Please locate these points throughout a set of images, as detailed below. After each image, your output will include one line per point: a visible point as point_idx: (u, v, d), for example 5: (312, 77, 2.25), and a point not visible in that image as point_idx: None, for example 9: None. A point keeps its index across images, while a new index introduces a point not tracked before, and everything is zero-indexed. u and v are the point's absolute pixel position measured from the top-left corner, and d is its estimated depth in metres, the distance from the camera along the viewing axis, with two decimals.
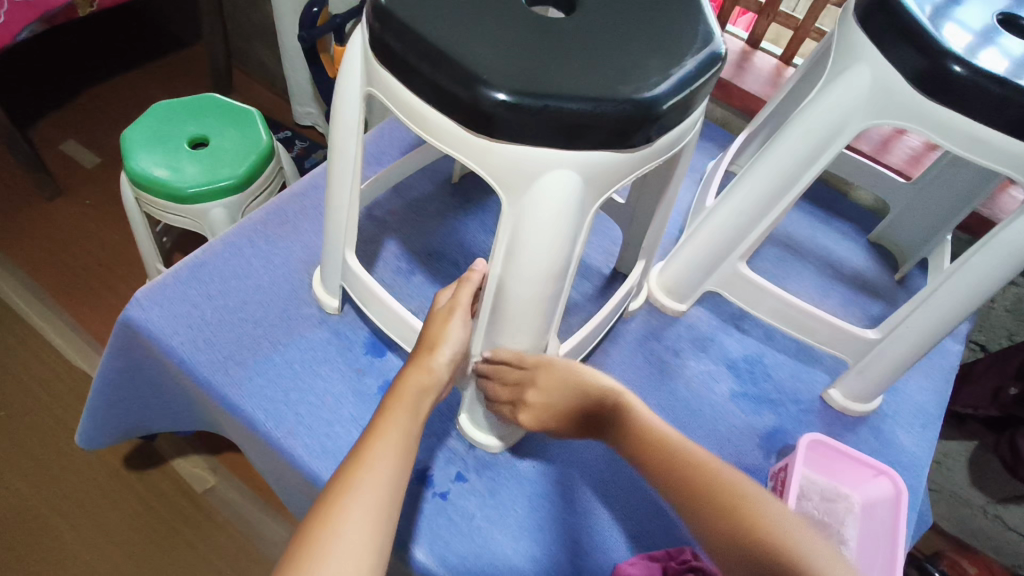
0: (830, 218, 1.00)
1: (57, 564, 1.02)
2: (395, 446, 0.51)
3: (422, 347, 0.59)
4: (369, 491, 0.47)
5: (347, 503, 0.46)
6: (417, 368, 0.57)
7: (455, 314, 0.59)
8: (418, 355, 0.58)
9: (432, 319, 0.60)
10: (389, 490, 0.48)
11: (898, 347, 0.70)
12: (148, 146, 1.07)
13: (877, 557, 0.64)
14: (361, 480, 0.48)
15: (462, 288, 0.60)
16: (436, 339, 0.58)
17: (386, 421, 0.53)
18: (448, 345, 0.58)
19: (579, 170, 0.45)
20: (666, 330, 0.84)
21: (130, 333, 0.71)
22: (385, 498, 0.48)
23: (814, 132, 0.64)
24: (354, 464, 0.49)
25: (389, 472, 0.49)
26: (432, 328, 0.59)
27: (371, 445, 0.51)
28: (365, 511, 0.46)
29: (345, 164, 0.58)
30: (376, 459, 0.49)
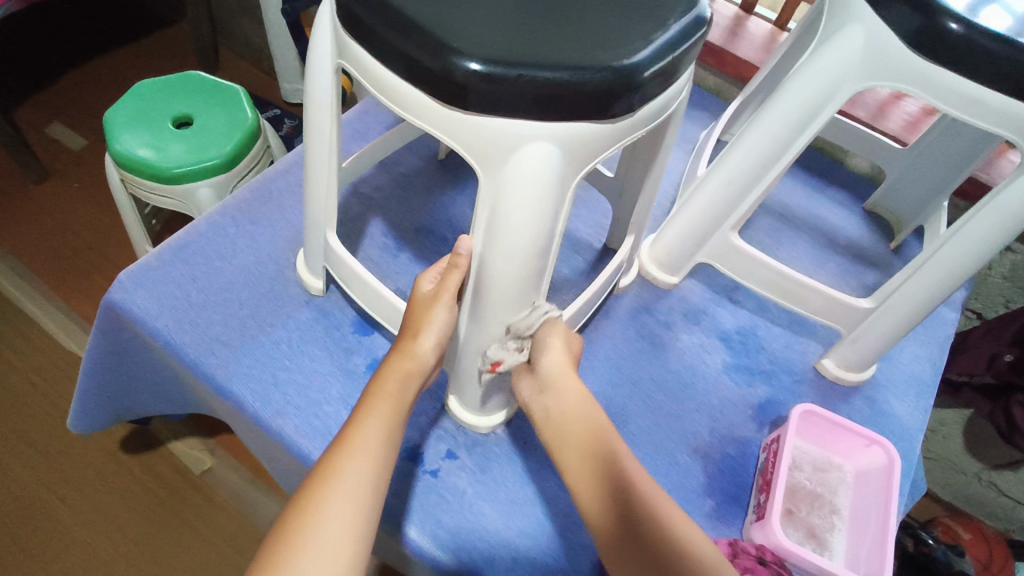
0: (826, 187, 0.99)
1: (57, 547, 1.03)
2: (380, 432, 0.50)
3: (407, 332, 0.57)
4: (352, 478, 0.47)
5: (329, 489, 0.46)
6: (401, 354, 0.56)
7: (439, 300, 0.56)
8: (402, 342, 0.56)
9: (415, 303, 0.58)
10: (372, 476, 0.48)
11: (893, 316, 0.69)
12: (131, 126, 1.04)
13: (869, 527, 0.64)
14: (344, 467, 0.47)
15: (450, 277, 0.55)
16: (420, 324, 0.56)
17: (370, 407, 0.52)
18: (431, 330, 0.56)
19: (558, 143, 0.43)
20: (658, 304, 0.83)
21: (114, 316, 0.70)
22: (369, 485, 0.47)
23: (806, 99, 0.62)
24: (336, 452, 0.49)
25: (373, 458, 0.49)
26: (415, 312, 0.57)
27: (354, 431, 0.50)
28: (348, 500, 0.46)
29: (321, 140, 0.57)
30: (359, 445, 0.49)
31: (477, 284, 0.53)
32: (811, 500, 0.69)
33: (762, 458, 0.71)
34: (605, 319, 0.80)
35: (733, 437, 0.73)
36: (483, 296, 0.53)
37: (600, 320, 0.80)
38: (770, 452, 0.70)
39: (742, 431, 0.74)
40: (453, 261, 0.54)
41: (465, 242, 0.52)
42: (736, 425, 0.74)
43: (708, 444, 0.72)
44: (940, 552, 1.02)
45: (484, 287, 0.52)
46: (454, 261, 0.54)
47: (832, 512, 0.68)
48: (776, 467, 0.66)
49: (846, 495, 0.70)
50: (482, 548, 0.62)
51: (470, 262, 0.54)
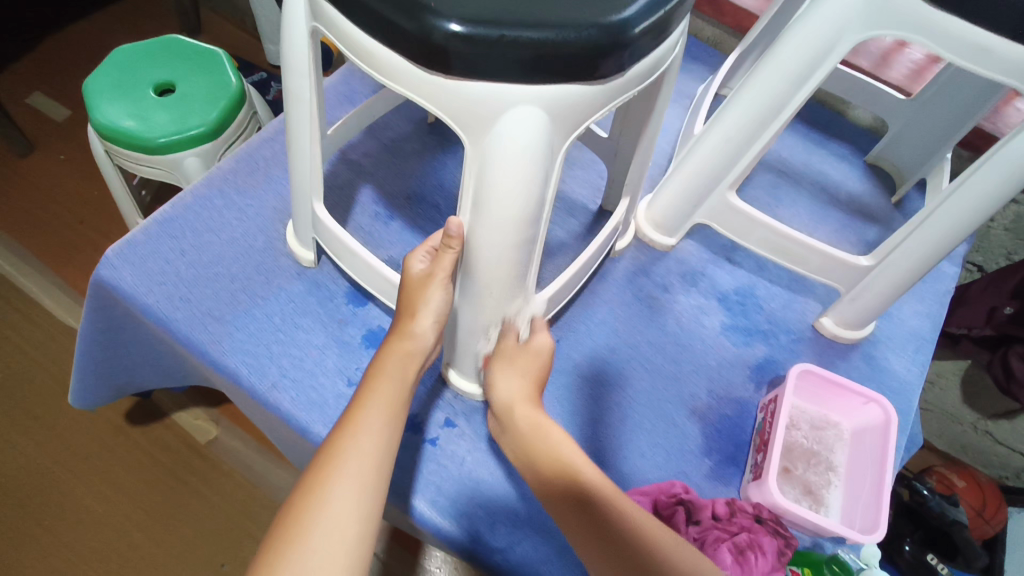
0: (826, 140, 0.96)
1: (69, 517, 1.05)
2: (384, 412, 0.50)
3: (404, 312, 0.56)
4: (356, 462, 0.47)
5: (333, 471, 0.46)
6: (399, 336, 0.55)
7: (434, 280, 0.54)
8: (399, 322, 0.56)
9: (408, 282, 0.56)
10: (377, 459, 0.48)
11: (892, 275, 0.69)
12: (111, 94, 1.01)
13: (864, 483, 0.65)
14: (347, 450, 0.47)
15: (443, 257, 0.52)
16: (416, 304, 0.55)
17: (370, 389, 0.52)
18: (428, 310, 0.55)
19: (544, 106, 0.41)
20: (655, 266, 0.82)
21: (104, 294, 0.69)
22: (371, 466, 0.47)
23: (806, 52, 0.59)
24: (339, 434, 0.49)
25: (378, 440, 0.49)
26: (408, 291, 0.56)
27: (358, 414, 0.50)
28: (350, 481, 0.46)
29: (302, 108, 0.55)
30: (363, 427, 0.49)
31: (468, 258, 0.51)
32: (807, 458, 0.69)
33: (760, 418, 0.71)
34: (602, 284, 0.79)
35: (730, 398, 0.73)
36: (475, 270, 0.52)
37: (596, 284, 0.79)
38: (767, 412, 0.70)
39: (740, 391, 0.74)
40: (446, 242, 0.51)
41: (454, 220, 0.50)
42: (734, 385, 0.74)
43: (706, 405, 0.72)
44: (934, 502, 1.02)
45: (476, 261, 0.51)
46: (446, 243, 0.51)
47: (828, 469, 0.69)
48: (773, 426, 0.66)
49: (842, 452, 0.70)
50: (483, 514, 0.62)
51: (463, 243, 0.50)
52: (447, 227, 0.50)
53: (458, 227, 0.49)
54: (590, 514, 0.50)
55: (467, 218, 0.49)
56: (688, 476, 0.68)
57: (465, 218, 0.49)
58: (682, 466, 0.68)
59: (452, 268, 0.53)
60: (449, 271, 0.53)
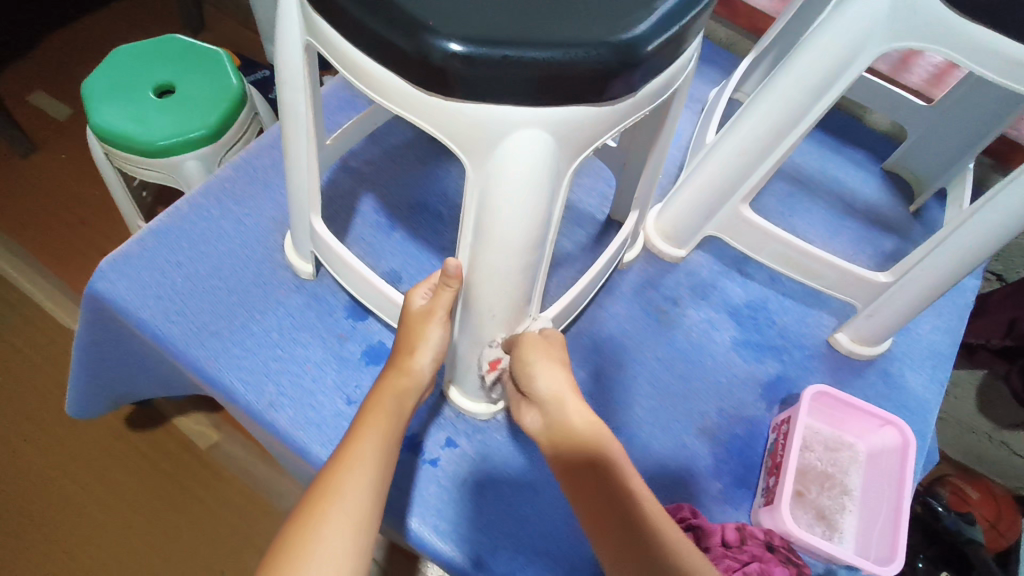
0: (843, 146, 0.93)
1: (69, 523, 1.04)
2: (379, 446, 0.49)
3: (402, 348, 0.56)
4: (351, 495, 0.45)
5: (327, 505, 0.44)
6: (397, 372, 0.55)
7: (433, 317, 0.54)
8: (397, 358, 0.55)
9: (407, 317, 0.56)
10: (373, 493, 0.46)
11: (912, 293, 0.66)
12: (110, 97, 0.99)
13: (880, 509, 0.62)
14: (342, 484, 0.46)
15: (441, 295, 0.52)
16: (415, 340, 0.55)
17: (365, 422, 0.51)
18: (427, 346, 0.55)
19: (549, 128, 0.39)
20: (664, 278, 0.79)
21: (98, 307, 0.67)
22: (367, 501, 0.46)
23: (825, 64, 0.56)
24: (334, 466, 0.47)
25: (374, 475, 0.47)
26: (407, 327, 0.55)
27: (353, 447, 0.49)
28: (344, 516, 0.44)
29: (297, 123, 0.53)
30: (359, 460, 0.48)
31: (468, 293, 0.51)
32: (821, 481, 0.67)
33: (772, 439, 0.69)
34: (609, 297, 0.77)
35: (742, 418, 0.71)
36: (475, 301, 0.51)
37: (603, 298, 0.77)
38: (780, 433, 0.67)
39: (751, 410, 0.71)
40: (445, 281, 0.50)
41: (452, 259, 0.49)
42: (745, 404, 0.72)
43: (716, 424, 0.70)
44: (949, 520, 0.99)
45: (476, 292, 0.49)
46: (445, 282, 0.50)
47: (843, 493, 0.66)
48: (786, 449, 0.64)
49: (857, 474, 0.68)
50: (486, 538, 0.60)
51: (461, 283, 0.50)
52: (445, 266, 0.49)
53: (456, 267, 0.48)
54: (600, 487, 0.49)
55: (466, 251, 0.48)
56: (697, 499, 0.65)
57: (463, 255, 0.49)
58: (690, 489, 0.66)
59: (451, 305, 0.53)
60: (448, 308, 0.53)
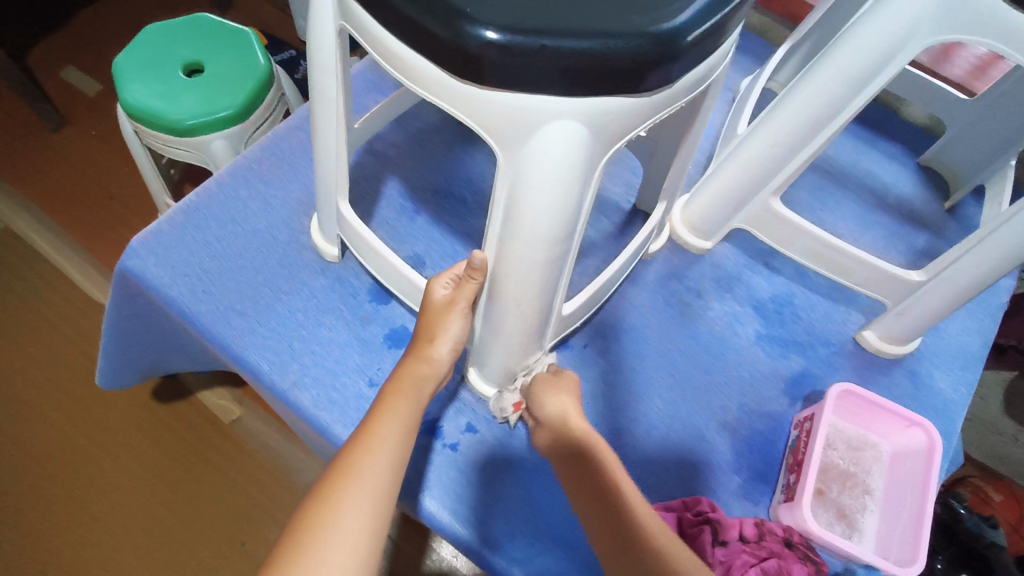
0: (877, 139, 0.91)
1: (96, 490, 1.07)
2: (397, 430, 0.50)
3: (422, 335, 0.57)
4: (372, 476, 0.46)
5: (347, 485, 0.45)
6: (416, 358, 0.56)
7: (455, 308, 0.55)
8: (417, 346, 0.57)
9: (429, 307, 0.57)
10: (392, 475, 0.47)
11: (943, 293, 0.65)
12: (140, 74, 1.00)
13: (902, 510, 0.62)
14: (363, 464, 0.47)
15: (465, 286, 0.53)
16: (435, 330, 0.56)
17: (387, 406, 0.52)
18: (447, 337, 0.56)
19: (584, 120, 0.38)
20: (689, 270, 0.78)
21: (129, 282, 0.69)
22: (385, 481, 0.47)
23: (864, 57, 0.54)
24: (355, 447, 0.48)
25: (392, 457, 0.48)
26: (429, 316, 0.57)
27: (373, 430, 0.49)
28: (363, 495, 0.45)
29: (327, 107, 0.53)
30: (379, 443, 0.48)
31: (492, 284, 0.51)
32: (843, 479, 0.66)
33: (794, 436, 0.68)
34: (632, 287, 0.76)
35: (763, 413, 0.70)
36: (499, 292, 0.51)
37: (626, 288, 0.76)
38: (802, 431, 0.67)
39: (773, 406, 0.71)
40: (469, 273, 0.52)
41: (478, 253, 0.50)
42: (767, 399, 0.71)
43: (737, 419, 0.70)
44: (971, 522, 0.95)
45: (501, 285, 0.50)
46: (470, 273, 0.51)
47: (865, 492, 0.66)
48: (808, 446, 0.64)
49: (880, 475, 0.67)
50: (502, 524, 0.61)
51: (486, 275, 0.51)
52: (471, 259, 0.50)
53: (482, 260, 0.50)
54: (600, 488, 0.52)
55: (492, 244, 0.48)
56: (713, 493, 0.65)
57: (489, 248, 0.49)
58: (707, 483, 0.66)
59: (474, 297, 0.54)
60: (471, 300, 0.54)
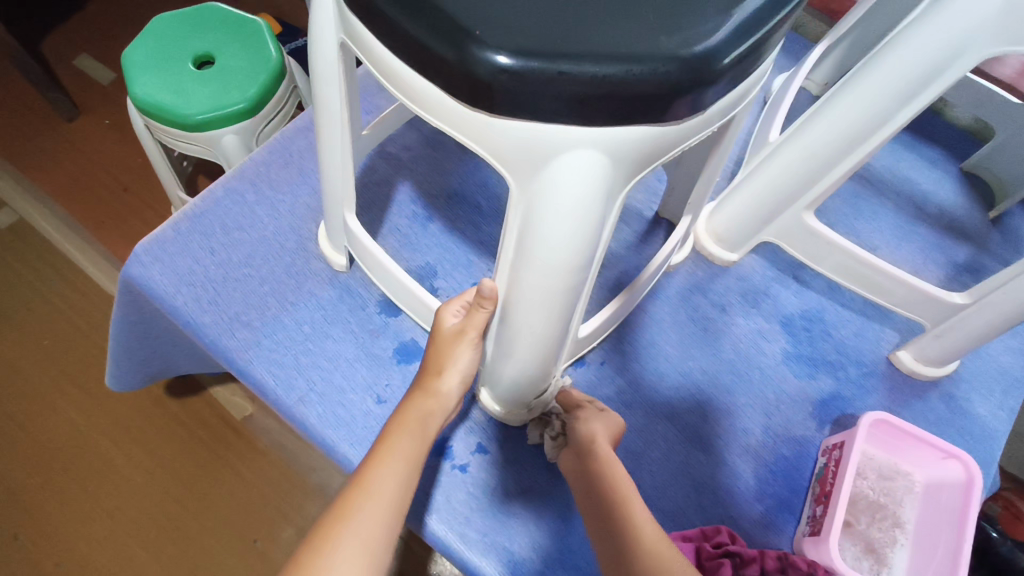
0: (918, 142, 0.86)
1: (110, 485, 1.08)
2: (400, 471, 0.48)
3: (430, 367, 0.55)
4: (369, 520, 0.44)
5: (342, 531, 0.44)
6: (423, 393, 0.53)
7: (464, 337, 0.53)
8: (424, 378, 0.54)
9: (439, 336, 0.55)
10: (391, 520, 0.45)
11: (988, 318, 0.60)
12: (151, 67, 0.98)
13: (937, 548, 0.58)
14: (359, 507, 0.45)
15: (476, 315, 0.51)
16: (444, 361, 0.54)
17: (390, 440, 0.50)
18: (455, 369, 0.54)
19: (604, 149, 0.35)
20: (712, 283, 0.75)
21: (133, 291, 0.67)
22: (383, 527, 0.45)
23: (911, 69, 0.50)
24: (355, 487, 0.46)
25: (392, 500, 0.46)
26: (437, 346, 0.54)
27: (374, 469, 0.47)
28: (358, 543, 0.43)
29: (332, 119, 0.50)
30: (379, 484, 0.46)
31: (504, 312, 0.48)
32: (872, 511, 0.63)
33: (821, 463, 0.65)
34: (652, 301, 0.73)
35: (789, 438, 0.67)
36: (511, 321, 0.48)
37: (645, 302, 0.73)
38: (831, 459, 0.63)
39: (800, 430, 0.67)
40: (479, 301, 0.49)
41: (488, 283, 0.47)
42: (793, 423, 0.67)
43: (761, 443, 0.66)
44: (1005, 546, 0.87)
45: (513, 314, 0.47)
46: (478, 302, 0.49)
47: (895, 526, 0.62)
48: (837, 477, 0.60)
49: (912, 506, 0.63)
50: (512, 551, 0.58)
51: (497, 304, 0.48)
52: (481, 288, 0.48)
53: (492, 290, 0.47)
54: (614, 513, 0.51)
55: (503, 272, 0.45)
56: (734, 522, 0.62)
57: (502, 277, 0.46)
58: (727, 510, 0.63)
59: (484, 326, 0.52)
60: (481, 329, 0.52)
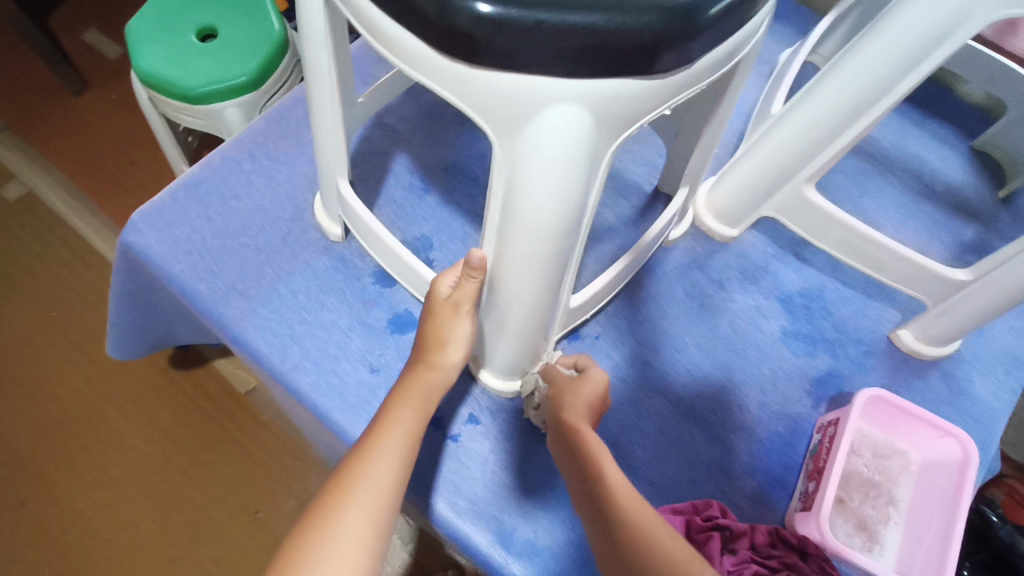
0: (927, 119, 0.84)
1: (116, 454, 1.09)
2: (403, 445, 0.48)
3: (431, 341, 0.54)
4: (373, 492, 0.44)
5: (347, 502, 0.44)
6: (425, 365, 0.53)
7: (461, 311, 0.53)
8: (425, 351, 0.54)
9: (435, 306, 0.54)
10: (395, 493, 0.45)
11: (990, 294, 0.59)
12: (153, 39, 0.98)
13: (930, 526, 0.57)
14: (363, 478, 0.45)
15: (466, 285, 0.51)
16: (445, 336, 0.54)
17: (393, 412, 0.50)
18: (458, 342, 0.54)
19: (589, 106, 0.34)
20: (711, 259, 0.74)
21: (131, 258, 0.67)
22: (388, 499, 0.45)
23: (914, 34, 0.49)
24: (359, 459, 0.46)
25: (396, 473, 0.46)
26: (433, 318, 0.54)
27: (378, 441, 0.47)
28: (363, 515, 0.43)
29: (321, 83, 0.49)
30: (382, 456, 0.46)
31: (493, 279, 0.48)
32: (866, 489, 0.62)
33: (815, 440, 0.64)
34: (649, 276, 0.72)
35: (784, 414, 0.66)
36: (500, 288, 0.48)
37: (641, 277, 0.72)
38: (825, 436, 0.63)
39: (795, 407, 0.67)
40: (468, 272, 0.49)
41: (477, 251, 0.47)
42: (789, 400, 0.67)
43: (755, 420, 0.66)
44: (1004, 530, 0.86)
45: (501, 281, 0.47)
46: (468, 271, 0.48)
47: (889, 504, 0.62)
48: (831, 453, 0.60)
49: (907, 486, 0.63)
50: (501, 520, 0.59)
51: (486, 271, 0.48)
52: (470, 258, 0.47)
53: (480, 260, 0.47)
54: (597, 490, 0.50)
55: (491, 238, 0.45)
56: (725, 497, 0.62)
57: (489, 243, 0.46)
58: (718, 485, 0.62)
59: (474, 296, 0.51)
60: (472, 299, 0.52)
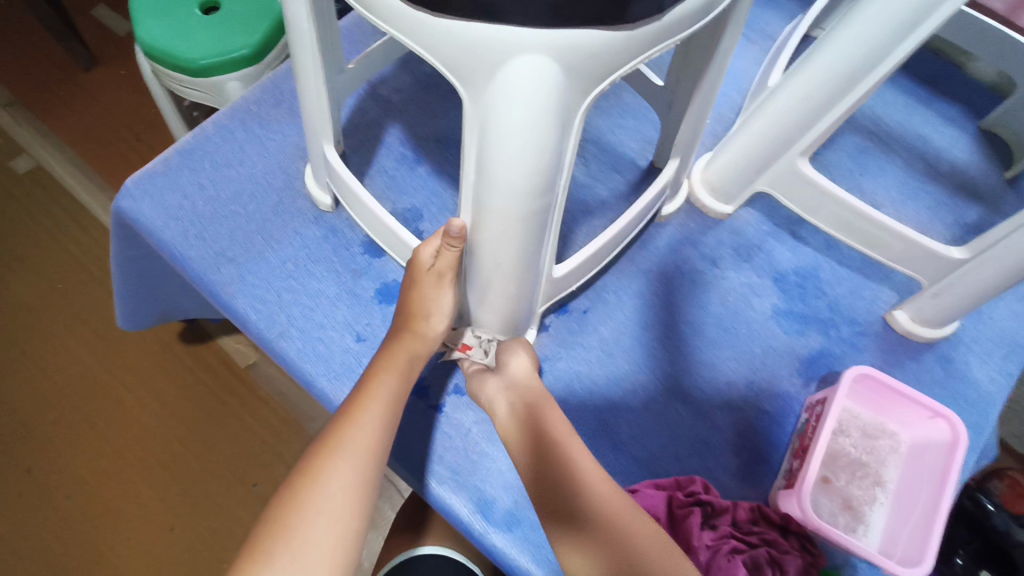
0: (933, 98, 0.82)
1: (118, 423, 1.11)
2: (384, 407, 0.49)
3: (412, 311, 0.55)
4: (356, 452, 0.45)
5: (330, 462, 0.44)
6: (409, 336, 0.54)
7: (444, 280, 0.54)
8: (408, 321, 0.55)
9: (417, 275, 0.54)
10: (379, 454, 0.46)
11: (987, 273, 0.58)
12: (154, 9, 0.97)
13: (915, 507, 0.57)
14: (347, 439, 0.46)
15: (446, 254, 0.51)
16: (428, 305, 0.55)
17: (376, 374, 0.51)
18: (440, 312, 0.55)
19: (556, 56, 0.34)
20: (704, 235, 0.73)
21: (123, 224, 0.68)
22: (372, 459, 0.46)
23: None
24: (344, 422, 0.47)
25: (379, 434, 0.47)
26: (416, 288, 0.54)
27: (361, 405, 0.48)
28: (346, 475, 0.44)
29: (301, 39, 0.48)
30: (364, 417, 0.47)
31: (471, 247, 0.48)
32: (853, 469, 0.62)
33: (803, 419, 0.63)
34: (640, 251, 0.71)
35: (773, 392, 0.65)
36: (478, 254, 0.48)
37: (632, 252, 0.71)
38: (812, 414, 0.62)
39: (785, 385, 0.66)
40: (447, 241, 0.49)
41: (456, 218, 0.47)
42: (778, 378, 0.66)
43: (742, 397, 0.65)
44: (999, 519, 0.84)
45: (479, 247, 0.47)
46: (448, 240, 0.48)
47: (876, 484, 0.61)
48: (816, 431, 0.59)
49: (895, 467, 0.62)
50: (481, 489, 0.59)
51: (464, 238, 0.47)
52: (449, 226, 0.47)
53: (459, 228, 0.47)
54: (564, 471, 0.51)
55: (468, 202, 0.45)
56: (709, 473, 0.62)
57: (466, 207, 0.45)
58: (702, 461, 0.62)
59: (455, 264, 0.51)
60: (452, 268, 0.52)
